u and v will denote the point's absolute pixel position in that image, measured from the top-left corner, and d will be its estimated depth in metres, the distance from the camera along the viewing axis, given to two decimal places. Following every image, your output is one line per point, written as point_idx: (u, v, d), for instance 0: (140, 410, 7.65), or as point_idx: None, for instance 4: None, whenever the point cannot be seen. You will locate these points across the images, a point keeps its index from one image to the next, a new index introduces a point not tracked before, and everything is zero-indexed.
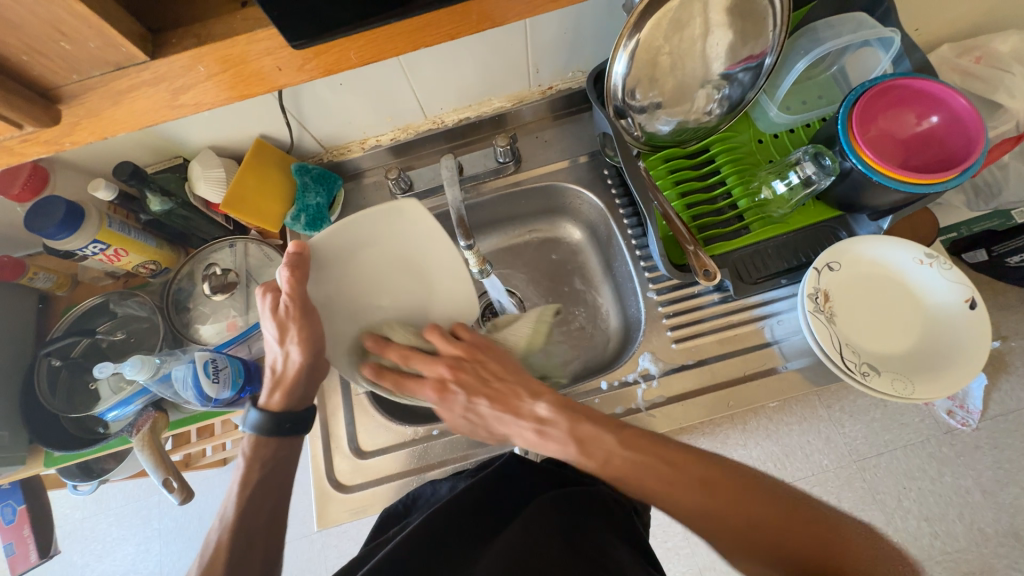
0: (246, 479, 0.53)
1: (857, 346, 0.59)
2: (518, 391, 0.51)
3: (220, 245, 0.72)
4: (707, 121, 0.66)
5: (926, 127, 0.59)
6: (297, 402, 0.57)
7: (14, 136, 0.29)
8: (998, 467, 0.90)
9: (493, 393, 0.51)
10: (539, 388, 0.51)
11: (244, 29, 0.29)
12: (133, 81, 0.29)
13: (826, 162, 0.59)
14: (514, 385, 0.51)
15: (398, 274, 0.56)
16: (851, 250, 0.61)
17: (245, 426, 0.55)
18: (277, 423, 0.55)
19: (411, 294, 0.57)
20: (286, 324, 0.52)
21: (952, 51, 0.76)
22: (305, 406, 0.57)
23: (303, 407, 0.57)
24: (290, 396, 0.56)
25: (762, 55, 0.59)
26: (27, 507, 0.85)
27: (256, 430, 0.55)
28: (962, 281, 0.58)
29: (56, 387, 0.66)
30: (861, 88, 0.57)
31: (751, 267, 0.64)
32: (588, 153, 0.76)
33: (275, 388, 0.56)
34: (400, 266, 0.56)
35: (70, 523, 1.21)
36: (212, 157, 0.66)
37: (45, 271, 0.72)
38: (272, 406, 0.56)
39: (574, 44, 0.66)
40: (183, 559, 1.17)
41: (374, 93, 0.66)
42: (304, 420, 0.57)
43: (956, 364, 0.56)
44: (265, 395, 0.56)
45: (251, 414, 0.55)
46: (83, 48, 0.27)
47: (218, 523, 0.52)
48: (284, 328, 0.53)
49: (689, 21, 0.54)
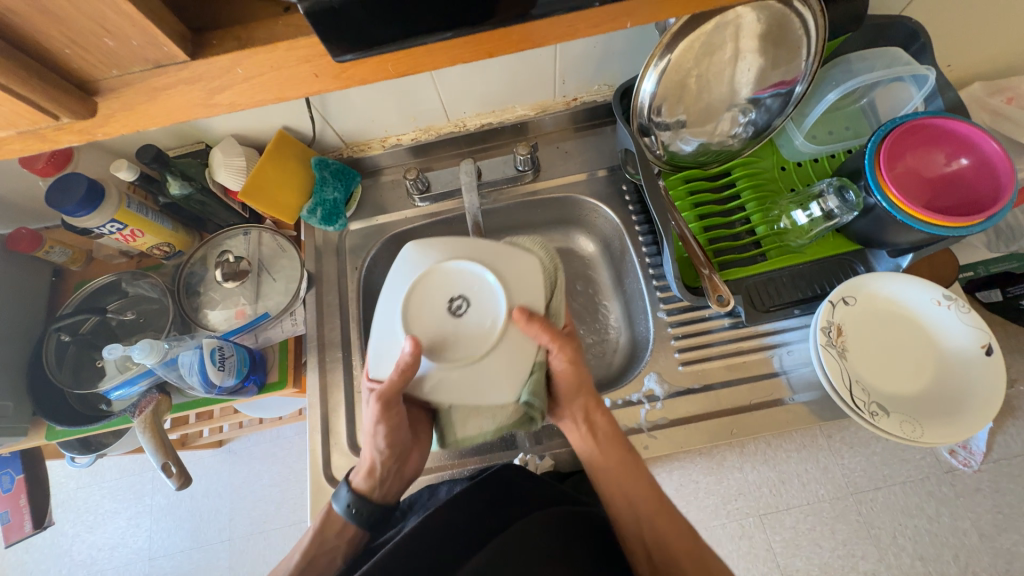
0: None
1: (867, 384, 0.58)
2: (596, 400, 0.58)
3: (234, 232, 0.73)
4: (731, 145, 0.66)
5: (955, 168, 0.58)
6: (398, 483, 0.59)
7: (48, 125, 0.28)
8: (997, 511, 0.89)
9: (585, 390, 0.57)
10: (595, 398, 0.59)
11: (286, 36, 0.27)
12: (170, 79, 0.28)
13: (850, 196, 0.58)
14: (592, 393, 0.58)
15: (447, 325, 0.51)
16: (868, 285, 0.60)
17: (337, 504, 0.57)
18: (373, 517, 0.57)
19: (469, 306, 0.51)
20: (394, 419, 0.54)
21: (983, 90, 0.75)
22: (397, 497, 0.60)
23: (383, 499, 0.58)
24: (381, 487, 0.58)
25: (793, 82, 0.58)
26: (24, 476, 0.85)
27: (348, 513, 0.56)
28: (979, 326, 0.57)
29: (64, 362, 0.66)
30: (892, 124, 0.56)
31: (764, 294, 0.63)
32: (607, 167, 0.76)
33: (367, 475, 0.58)
34: (458, 349, 0.50)
35: (64, 492, 1.23)
36: (234, 145, 0.67)
37: (60, 245, 0.73)
38: (364, 491, 0.57)
39: (603, 57, 0.66)
40: (172, 538, 1.17)
41: (400, 94, 0.66)
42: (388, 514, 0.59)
43: (963, 412, 0.55)
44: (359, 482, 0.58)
45: (343, 492, 0.57)
46: (125, 45, 0.26)
47: None
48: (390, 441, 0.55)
49: (721, 45, 0.53)
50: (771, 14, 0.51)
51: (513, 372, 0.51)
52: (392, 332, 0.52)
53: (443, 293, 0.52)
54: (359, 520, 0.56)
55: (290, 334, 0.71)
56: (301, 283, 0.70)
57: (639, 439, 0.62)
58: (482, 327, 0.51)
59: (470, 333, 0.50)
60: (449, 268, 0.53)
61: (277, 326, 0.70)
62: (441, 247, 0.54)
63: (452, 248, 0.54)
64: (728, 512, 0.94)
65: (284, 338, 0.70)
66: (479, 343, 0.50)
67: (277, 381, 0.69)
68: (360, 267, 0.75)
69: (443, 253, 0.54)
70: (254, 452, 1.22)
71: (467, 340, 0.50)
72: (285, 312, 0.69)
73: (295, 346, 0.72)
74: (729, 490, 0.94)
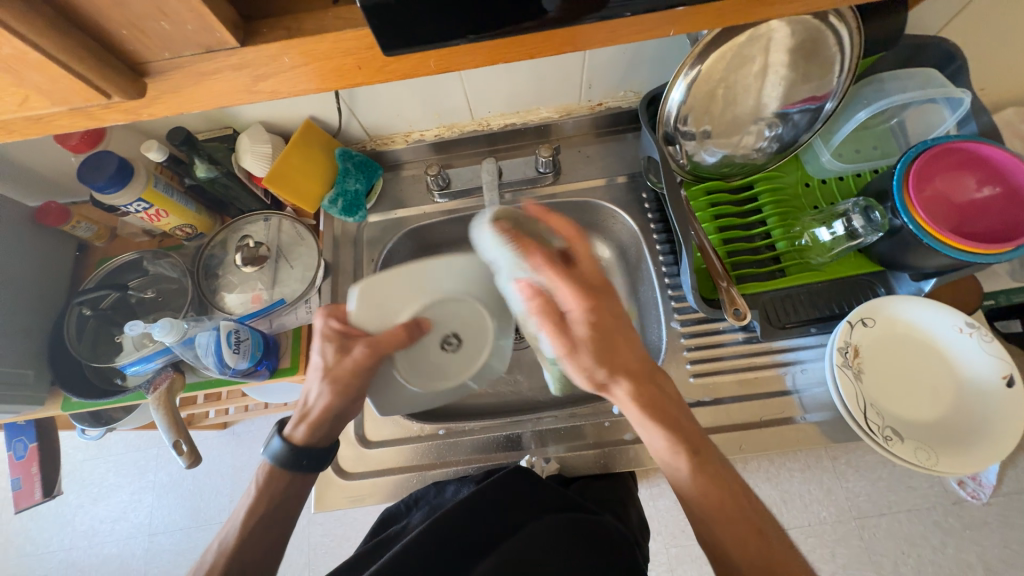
0: (260, 501, 0.54)
1: (881, 408, 0.57)
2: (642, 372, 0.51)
3: (255, 218, 0.74)
4: (756, 158, 0.65)
5: (985, 194, 0.57)
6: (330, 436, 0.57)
7: (98, 103, 0.28)
8: (1006, 547, 0.87)
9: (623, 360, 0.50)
10: (637, 368, 0.51)
11: (334, 28, 0.28)
12: (217, 64, 0.28)
13: (875, 216, 0.57)
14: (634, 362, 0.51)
15: (429, 338, 0.58)
16: (888, 307, 0.59)
17: (266, 454, 0.56)
18: (317, 460, 0.56)
19: (454, 334, 0.59)
20: (356, 382, 0.55)
21: (1016, 116, 0.74)
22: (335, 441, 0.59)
23: (325, 444, 0.57)
24: (325, 431, 0.57)
25: (824, 98, 0.57)
26: (38, 444, 0.88)
27: (277, 461, 0.55)
28: (1002, 356, 0.56)
29: (83, 335, 0.68)
30: (922, 146, 0.56)
31: (782, 310, 0.62)
32: (628, 174, 0.75)
33: (309, 423, 0.56)
34: (409, 360, 0.58)
35: (71, 462, 1.25)
36: (261, 132, 0.68)
37: (87, 221, 0.74)
38: (296, 441, 0.56)
39: (631, 64, 0.66)
40: (173, 514, 1.19)
41: (428, 90, 0.67)
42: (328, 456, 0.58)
43: (980, 442, 0.54)
44: (290, 431, 0.56)
45: (273, 443, 0.56)
46: (179, 29, 0.26)
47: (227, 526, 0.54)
48: (339, 402, 0.56)
49: (753, 57, 0.53)
50: (806, 29, 0.50)
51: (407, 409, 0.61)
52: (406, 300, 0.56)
53: (455, 320, 0.59)
54: (306, 469, 0.55)
55: (303, 322, 0.71)
56: (318, 272, 0.71)
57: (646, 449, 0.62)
58: (438, 363, 0.59)
59: (432, 369, 0.59)
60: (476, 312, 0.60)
61: (291, 313, 0.70)
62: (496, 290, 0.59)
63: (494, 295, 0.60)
64: None
65: (297, 325, 0.71)
66: (421, 379, 0.59)
67: (288, 367, 0.70)
68: (376, 259, 0.76)
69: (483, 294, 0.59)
70: (257, 435, 1.23)
71: (421, 370, 0.59)
72: (300, 299, 0.70)
73: (308, 334, 0.72)
74: None
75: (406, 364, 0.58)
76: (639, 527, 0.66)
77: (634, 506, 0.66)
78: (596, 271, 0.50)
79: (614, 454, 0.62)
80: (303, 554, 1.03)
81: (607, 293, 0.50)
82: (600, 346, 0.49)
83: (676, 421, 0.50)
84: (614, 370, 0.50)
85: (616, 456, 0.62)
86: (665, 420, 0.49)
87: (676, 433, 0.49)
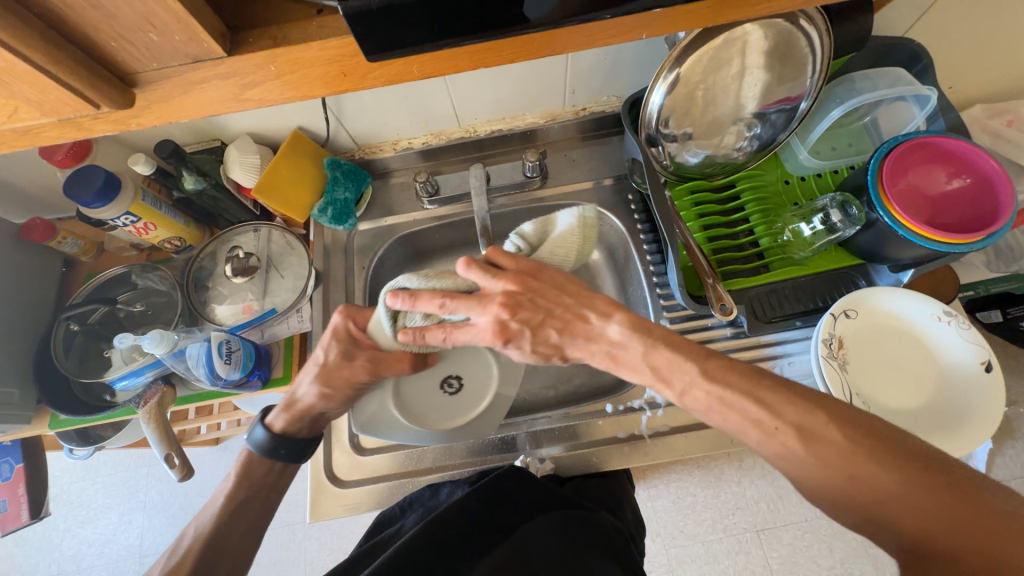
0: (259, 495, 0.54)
1: (867, 397, 0.59)
2: (587, 317, 0.52)
3: (245, 229, 0.74)
4: (736, 158, 0.67)
5: (956, 186, 0.59)
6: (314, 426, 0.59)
7: (87, 113, 0.29)
8: None
9: (560, 320, 0.52)
10: (607, 308, 0.51)
11: (319, 36, 0.28)
12: (205, 74, 0.29)
13: (853, 211, 0.59)
14: (581, 309, 0.52)
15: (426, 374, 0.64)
16: (869, 299, 0.61)
17: (248, 442, 0.57)
18: (301, 450, 0.58)
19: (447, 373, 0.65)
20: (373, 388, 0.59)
21: (984, 112, 0.76)
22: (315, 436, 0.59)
23: (304, 437, 0.58)
24: (305, 425, 0.58)
25: (798, 98, 0.59)
26: (23, 465, 0.86)
27: (261, 449, 0.56)
28: (979, 342, 0.57)
29: (71, 351, 0.67)
30: (894, 142, 0.58)
31: (767, 305, 0.64)
32: (614, 176, 0.77)
33: (290, 415, 0.58)
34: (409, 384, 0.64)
35: (58, 485, 1.22)
36: (249, 143, 0.68)
37: (73, 236, 0.74)
38: (280, 432, 0.57)
39: (613, 69, 0.68)
40: (165, 535, 1.17)
41: (415, 99, 0.68)
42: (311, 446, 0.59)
43: (962, 426, 0.56)
44: (271, 420, 0.58)
45: (256, 431, 0.57)
46: (167, 40, 0.27)
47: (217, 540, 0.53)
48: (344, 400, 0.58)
49: (729, 60, 0.55)
50: (778, 32, 0.52)
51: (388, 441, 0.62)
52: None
53: (461, 365, 0.66)
54: (289, 458, 0.57)
55: (296, 331, 0.71)
56: (309, 280, 0.71)
57: (640, 446, 0.62)
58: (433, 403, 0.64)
59: (428, 407, 0.64)
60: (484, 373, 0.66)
61: (283, 322, 0.70)
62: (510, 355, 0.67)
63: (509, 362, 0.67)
64: (725, 526, 0.94)
65: (290, 334, 0.71)
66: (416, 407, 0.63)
67: (281, 376, 0.69)
68: (367, 266, 0.76)
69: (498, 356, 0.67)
70: None
71: (415, 402, 0.64)
72: (292, 308, 0.70)
73: (300, 342, 0.72)
74: (726, 503, 0.95)
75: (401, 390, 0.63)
76: (636, 524, 0.66)
77: (629, 504, 0.67)
78: (493, 325, 0.51)
79: (608, 453, 0.63)
80: (299, 570, 1.01)
81: (513, 343, 0.52)
82: (536, 358, 0.53)
83: (651, 369, 0.48)
84: (566, 356, 0.53)
85: (611, 454, 0.63)
86: (635, 371, 0.49)
87: (652, 379, 0.48)
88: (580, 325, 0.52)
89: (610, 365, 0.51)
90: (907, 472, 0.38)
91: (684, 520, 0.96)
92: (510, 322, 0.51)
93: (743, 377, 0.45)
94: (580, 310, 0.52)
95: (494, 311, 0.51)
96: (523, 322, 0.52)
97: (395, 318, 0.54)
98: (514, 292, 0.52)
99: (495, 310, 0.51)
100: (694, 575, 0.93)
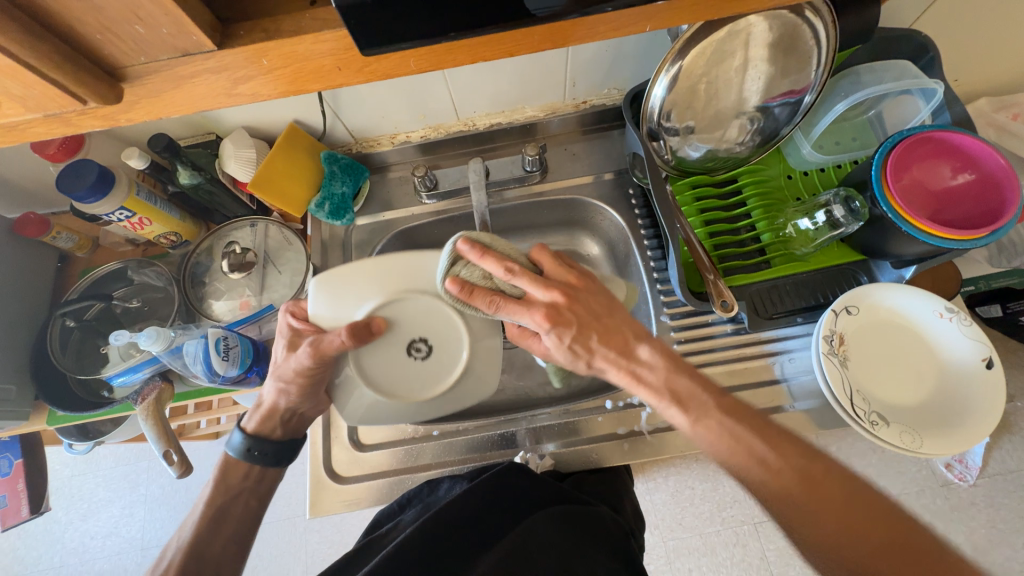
0: None
1: (867, 394, 0.58)
2: (625, 331, 0.52)
3: (242, 224, 0.73)
4: (739, 152, 0.66)
5: (960, 182, 0.58)
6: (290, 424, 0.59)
7: (74, 109, 0.28)
8: (993, 526, 0.89)
9: (601, 328, 0.52)
10: (642, 332, 0.52)
11: (311, 29, 0.27)
12: (196, 68, 0.28)
13: (856, 206, 0.58)
14: (623, 325, 0.52)
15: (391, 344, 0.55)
16: (871, 294, 0.60)
17: (229, 449, 0.57)
18: (278, 455, 0.58)
19: (413, 337, 0.56)
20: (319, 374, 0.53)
21: (989, 106, 0.76)
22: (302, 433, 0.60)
23: (280, 436, 0.58)
24: (278, 425, 0.58)
25: (802, 91, 0.58)
26: (23, 461, 0.85)
27: (241, 454, 0.57)
28: (981, 339, 0.57)
29: (67, 347, 0.67)
30: (898, 137, 0.57)
31: (767, 301, 0.63)
32: (614, 170, 0.76)
33: (263, 417, 0.58)
34: (377, 358, 0.56)
35: (58, 479, 1.22)
36: (245, 137, 0.67)
37: (67, 231, 0.73)
38: (257, 432, 0.57)
39: (615, 62, 0.67)
40: (166, 528, 1.17)
41: (413, 92, 0.67)
42: (294, 448, 0.60)
43: (962, 423, 0.55)
44: (251, 425, 0.58)
45: (235, 437, 0.57)
46: (155, 33, 0.26)
47: (215, 537, 0.53)
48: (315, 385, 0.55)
49: (732, 52, 0.54)
50: (783, 24, 0.51)
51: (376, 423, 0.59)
52: (364, 294, 0.54)
53: (420, 322, 0.56)
54: (264, 461, 0.57)
55: None
56: (306, 276, 0.70)
57: (640, 442, 0.62)
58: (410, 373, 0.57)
59: (400, 378, 0.57)
60: (450, 322, 0.56)
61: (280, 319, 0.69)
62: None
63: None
64: (722, 519, 0.94)
65: None
66: (392, 379, 0.57)
67: None
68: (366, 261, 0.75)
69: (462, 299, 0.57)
70: None
71: (391, 377, 0.57)
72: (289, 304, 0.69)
73: None
74: (724, 496, 0.95)
75: (372, 368, 0.56)
76: (635, 520, 0.66)
77: (629, 498, 0.67)
78: (547, 308, 0.50)
79: (608, 449, 0.63)
80: (300, 562, 1.02)
81: (557, 330, 0.50)
82: (568, 356, 0.52)
83: (672, 391, 0.49)
84: (592, 364, 0.53)
85: (611, 451, 0.63)
86: (655, 394, 0.50)
87: (671, 403, 0.49)
88: (619, 338, 0.52)
89: (631, 383, 0.51)
90: (891, 529, 0.40)
91: (682, 513, 0.96)
92: (560, 306, 0.51)
93: (752, 418, 0.47)
94: (622, 323, 0.53)
95: (552, 295, 0.51)
96: (566, 317, 0.51)
97: (454, 263, 0.50)
98: (571, 283, 0.53)
99: (557, 293, 0.50)
100: (691, 567, 0.94)
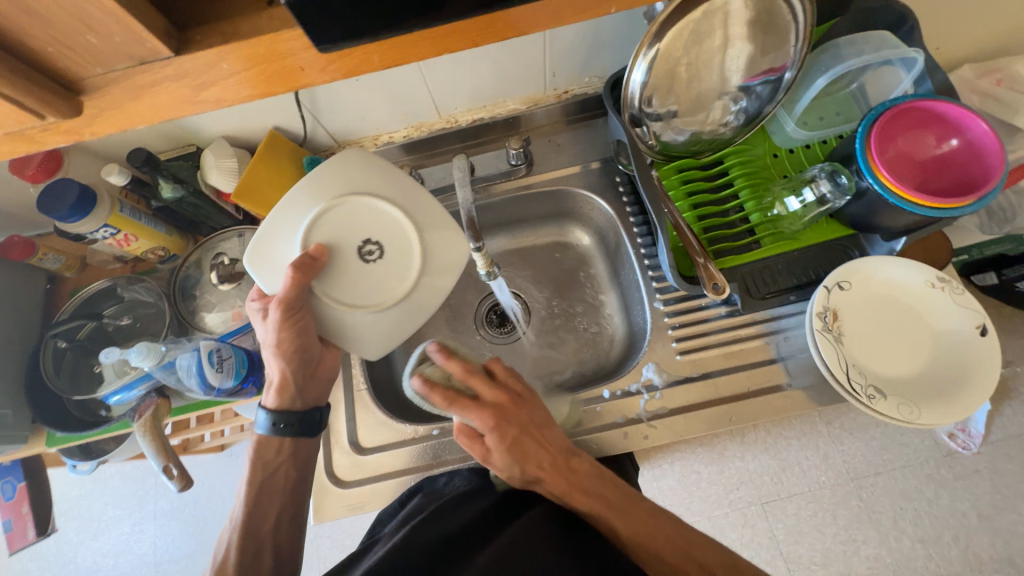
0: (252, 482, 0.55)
1: (864, 368, 0.58)
2: (562, 446, 0.53)
3: (228, 235, 0.72)
4: (723, 134, 0.66)
5: (946, 150, 0.58)
6: (309, 391, 0.59)
7: (34, 125, 0.28)
8: (996, 492, 0.89)
9: (539, 436, 0.52)
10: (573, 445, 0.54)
11: (270, 29, 0.27)
12: (154, 76, 0.27)
13: (842, 180, 0.58)
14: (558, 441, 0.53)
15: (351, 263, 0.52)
16: (863, 268, 0.60)
17: (258, 429, 0.56)
18: (304, 423, 0.57)
19: (367, 250, 0.52)
20: (297, 325, 0.52)
21: (973, 72, 0.75)
22: (322, 401, 0.60)
23: (302, 406, 0.58)
24: (298, 396, 0.58)
25: (782, 69, 0.58)
26: (26, 484, 0.86)
27: (270, 430, 0.56)
28: (973, 308, 0.57)
29: (61, 369, 0.66)
30: (882, 108, 0.57)
31: (760, 281, 0.64)
32: (600, 159, 0.75)
33: (279, 391, 0.57)
34: (351, 285, 0.52)
35: (66, 500, 1.22)
36: (225, 147, 0.66)
37: (54, 252, 0.72)
38: (278, 406, 0.57)
39: (592, 49, 0.66)
40: (178, 542, 1.18)
41: (391, 91, 0.66)
42: (320, 420, 0.59)
43: (959, 392, 0.56)
44: (270, 402, 0.57)
45: (259, 416, 0.57)
46: (109, 42, 0.25)
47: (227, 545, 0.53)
48: (297, 342, 0.54)
49: (710, 32, 0.53)
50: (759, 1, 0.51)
51: (384, 347, 0.54)
52: (294, 229, 0.51)
53: (357, 226, 0.52)
54: (292, 432, 0.56)
55: None
56: None
57: (639, 429, 0.62)
58: (386, 282, 0.52)
59: (374, 288, 0.52)
60: (374, 205, 0.52)
61: None
62: (377, 175, 0.53)
63: (387, 182, 0.53)
64: (730, 501, 0.95)
65: None
66: (370, 295, 0.52)
67: None
68: None
69: (374, 183, 0.53)
70: None
71: (368, 289, 0.52)
72: None
73: None
74: (730, 478, 0.95)
75: (353, 297, 0.52)
76: None
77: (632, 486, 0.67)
78: (493, 411, 0.51)
79: (608, 438, 0.63)
80: (313, 568, 1.03)
81: (500, 432, 0.50)
82: (505, 461, 0.51)
83: (600, 496, 0.51)
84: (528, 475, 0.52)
85: (611, 440, 0.63)
86: (590, 501, 0.51)
87: (598, 506, 0.50)
88: (551, 449, 0.52)
89: (564, 490, 0.51)
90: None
91: (690, 497, 0.96)
92: (504, 412, 0.52)
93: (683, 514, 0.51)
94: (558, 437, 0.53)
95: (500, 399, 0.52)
96: (510, 424, 0.51)
97: (422, 362, 0.53)
98: (513, 392, 0.54)
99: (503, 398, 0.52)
100: None
